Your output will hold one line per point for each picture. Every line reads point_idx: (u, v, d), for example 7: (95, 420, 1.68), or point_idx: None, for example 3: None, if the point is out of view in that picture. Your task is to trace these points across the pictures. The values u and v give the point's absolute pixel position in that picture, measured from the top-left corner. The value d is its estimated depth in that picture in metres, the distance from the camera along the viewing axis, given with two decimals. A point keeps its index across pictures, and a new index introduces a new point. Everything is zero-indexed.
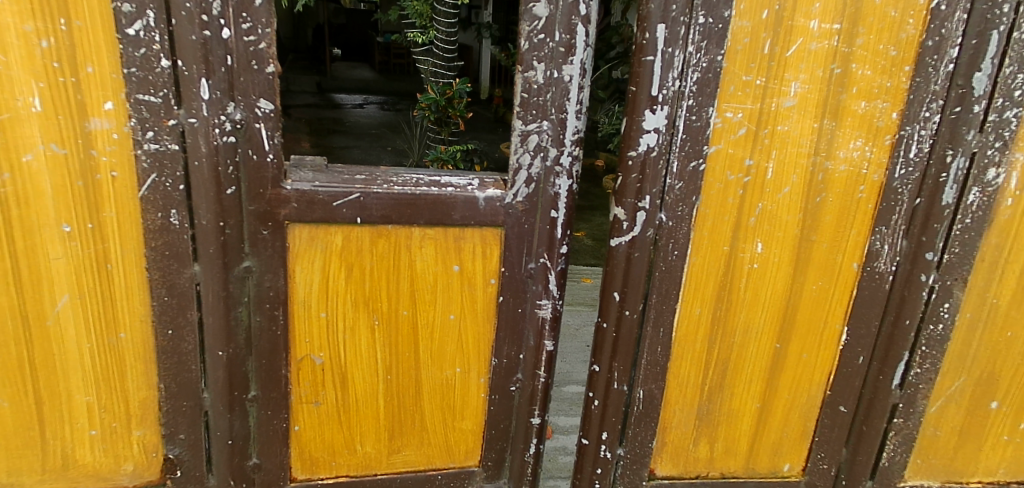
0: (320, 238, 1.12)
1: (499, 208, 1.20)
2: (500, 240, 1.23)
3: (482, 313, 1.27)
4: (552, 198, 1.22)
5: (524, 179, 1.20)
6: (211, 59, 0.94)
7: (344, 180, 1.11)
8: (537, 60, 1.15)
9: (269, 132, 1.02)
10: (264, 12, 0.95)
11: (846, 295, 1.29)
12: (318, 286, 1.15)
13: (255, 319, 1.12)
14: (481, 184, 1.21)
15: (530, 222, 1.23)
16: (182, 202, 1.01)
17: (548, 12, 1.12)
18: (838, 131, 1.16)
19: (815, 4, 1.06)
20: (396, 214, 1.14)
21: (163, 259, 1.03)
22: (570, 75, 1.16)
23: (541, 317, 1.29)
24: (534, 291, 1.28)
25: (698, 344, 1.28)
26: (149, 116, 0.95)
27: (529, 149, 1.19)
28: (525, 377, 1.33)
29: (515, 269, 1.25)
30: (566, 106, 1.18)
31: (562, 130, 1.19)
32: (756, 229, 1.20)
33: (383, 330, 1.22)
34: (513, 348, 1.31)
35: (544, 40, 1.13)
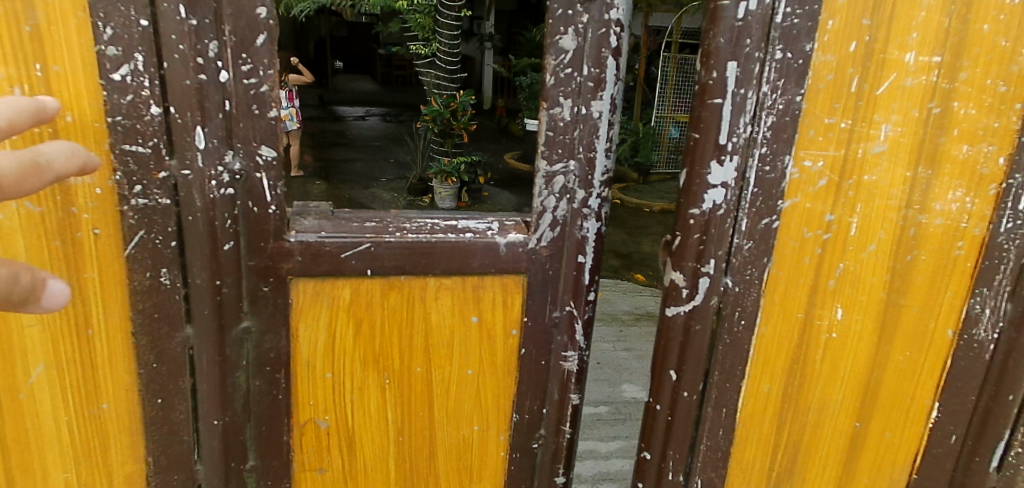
0: (326, 292, 1.02)
1: (522, 255, 1.10)
2: (521, 287, 1.12)
3: (501, 367, 1.17)
4: (579, 242, 1.12)
5: (549, 222, 1.09)
6: (207, 105, 0.85)
7: (354, 228, 1.02)
8: (565, 96, 1.04)
9: (271, 182, 0.92)
10: (267, 52, 0.86)
11: (938, 364, 1.16)
12: (323, 344, 1.05)
13: (254, 384, 1.02)
14: (502, 228, 1.11)
15: (555, 267, 1.12)
16: (174, 260, 0.91)
17: (577, 45, 1.01)
18: (936, 180, 1.04)
19: (913, 33, 0.96)
20: (411, 264, 1.04)
21: (151, 323, 0.93)
22: (598, 111, 1.06)
23: (567, 370, 1.19)
24: (559, 341, 1.17)
25: (766, 425, 1.17)
26: (137, 168, 0.85)
27: (553, 191, 1.08)
28: (549, 432, 1.23)
29: (537, 319, 1.15)
30: (594, 144, 1.07)
31: (590, 170, 1.09)
32: (836, 293, 1.09)
33: (394, 388, 1.12)
34: (534, 402, 1.20)
35: (572, 74, 1.03)
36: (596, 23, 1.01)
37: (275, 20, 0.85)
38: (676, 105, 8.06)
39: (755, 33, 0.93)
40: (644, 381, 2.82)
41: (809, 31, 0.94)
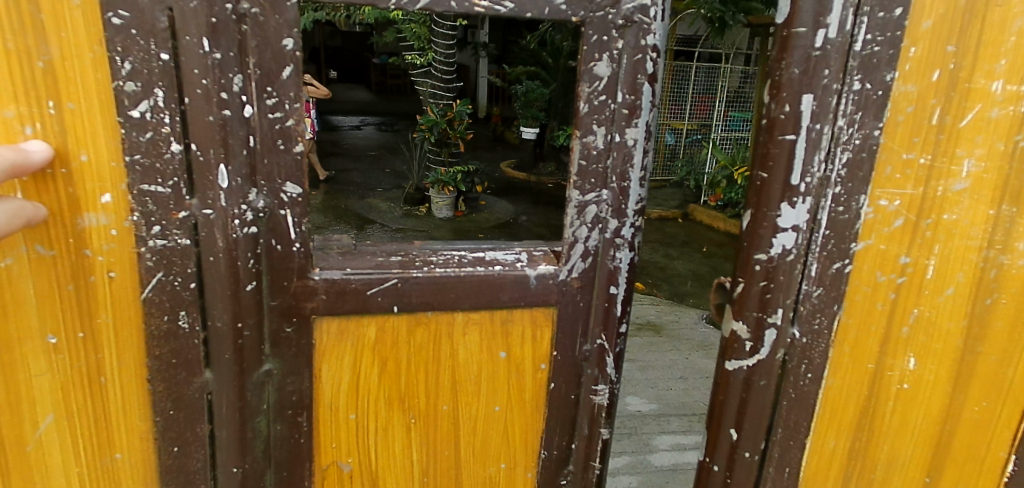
0: (351, 331, 0.96)
1: (552, 287, 1.03)
2: (551, 320, 1.06)
3: (530, 403, 1.11)
4: (610, 273, 1.04)
5: (580, 253, 1.02)
6: (230, 141, 0.81)
7: (380, 264, 0.96)
8: (599, 124, 0.98)
9: (296, 219, 0.87)
10: (293, 85, 0.82)
11: (1015, 412, 1.12)
12: (347, 385, 0.99)
13: (275, 429, 0.97)
14: (530, 259, 1.04)
15: (586, 299, 1.05)
16: (193, 302, 0.86)
17: (611, 71, 0.96)
18: (1018, 219, 0.99)
19: (1001, 61, 0.91)
20: (439, 300, 0.98)
21: (168, 369, 0.88)
22: (633, 138, 1.00)
23: (597, 404, 1.12)
24: (588, 375, 1.10)
25: (830, 481, 1.16)
26: (155, 209, 0.81)
27: (585, 221, 1.01)
28: (577, 469, 1.16)
29: (566, 353, 1.08)
30: (627, 174, 1.01)
31: (623, 199, 1.02)
32: (909, 341, 1.06)
33: (420, 428, 1.06)
34: (563, 437, 1.14)
35: (606, 101, 0.97)
36: (631, 49, 0.95)
37: (302, 51, 0.81)
38: (672, 111, 8.09)
39: (834, 63, 0.90)
40: (649, 393, 2.78)
41: (890, 60, 0.90)
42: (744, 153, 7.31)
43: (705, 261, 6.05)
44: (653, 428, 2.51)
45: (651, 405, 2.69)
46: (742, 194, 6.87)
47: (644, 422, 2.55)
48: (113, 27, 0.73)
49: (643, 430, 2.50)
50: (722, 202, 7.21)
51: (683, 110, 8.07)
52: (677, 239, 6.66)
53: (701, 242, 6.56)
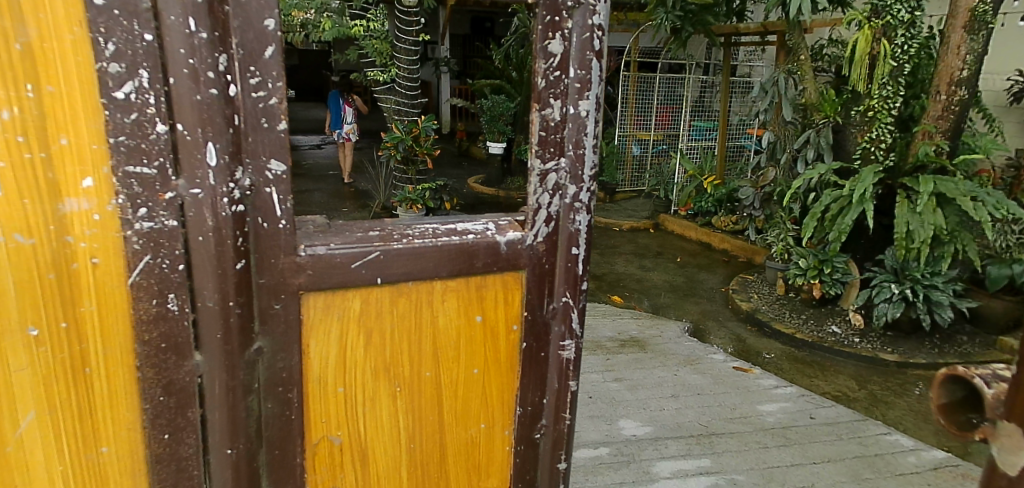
0: (337, 305, 0.98)
1: (521, 252, 1.08)
2: (521, 284, 1.10)
3: (506, 364, 1.15)
4: (571, 235, 1.10)
5: (543, 218, 1.08)
6: (216, 120, 0.82)
7: (360, 238, 0.98)
8: (555, 97, 1.03)
9: (281, 196, 0.90)
10: (275, 64, 0.85)
11: None
12: (335, 358, 1.00)
13: (265, 407, 0.96)
14: (499, 228, 1.09)
15: (551, 261, 1.11)
16: (183, 284, 0.85)
17: (564, 49, 1.02)
18: None
19: None
20: (420, 270, 1.01)
21: (158, 354, 0.87)
22: (586, 110, 1.06)
23: (565, 359, 1.18)
24: (556, 332, 1.16)
25: None
26: (142, 191, 0.80)
27: (547, 188, 1.07)
28: (549, 421, 1.22)
29: (536, 313, 1.13)
30: (582, 142, 1.07)
31: (580, 165, 1.08)
32: None
33: (406, 396, 1.08)
34: (536, 393, 1.19)
35: (561, 76, 1.02)
36: (580, 28, 1.01)
37: (282, 31, 0.85)
38: (637, 123, 8.20)
39: None
40: (642, 416, 2.76)
41: None
42: (711, 163, 7.47)
43: (680, 271, 6.17)
44: (652, 454, 2.46)
45: (646, 428, 2.65)
46: (712, 203, 7.10)
47: (642, 448, 2.49)
48: (95, 8, 0.73)
49: (641, 456, 2.43)
50: (692, 211, 7.39)
51: (648, 121, 8.22)
52: (651, 249, 6.78)
53: (674, 252, 6.70)
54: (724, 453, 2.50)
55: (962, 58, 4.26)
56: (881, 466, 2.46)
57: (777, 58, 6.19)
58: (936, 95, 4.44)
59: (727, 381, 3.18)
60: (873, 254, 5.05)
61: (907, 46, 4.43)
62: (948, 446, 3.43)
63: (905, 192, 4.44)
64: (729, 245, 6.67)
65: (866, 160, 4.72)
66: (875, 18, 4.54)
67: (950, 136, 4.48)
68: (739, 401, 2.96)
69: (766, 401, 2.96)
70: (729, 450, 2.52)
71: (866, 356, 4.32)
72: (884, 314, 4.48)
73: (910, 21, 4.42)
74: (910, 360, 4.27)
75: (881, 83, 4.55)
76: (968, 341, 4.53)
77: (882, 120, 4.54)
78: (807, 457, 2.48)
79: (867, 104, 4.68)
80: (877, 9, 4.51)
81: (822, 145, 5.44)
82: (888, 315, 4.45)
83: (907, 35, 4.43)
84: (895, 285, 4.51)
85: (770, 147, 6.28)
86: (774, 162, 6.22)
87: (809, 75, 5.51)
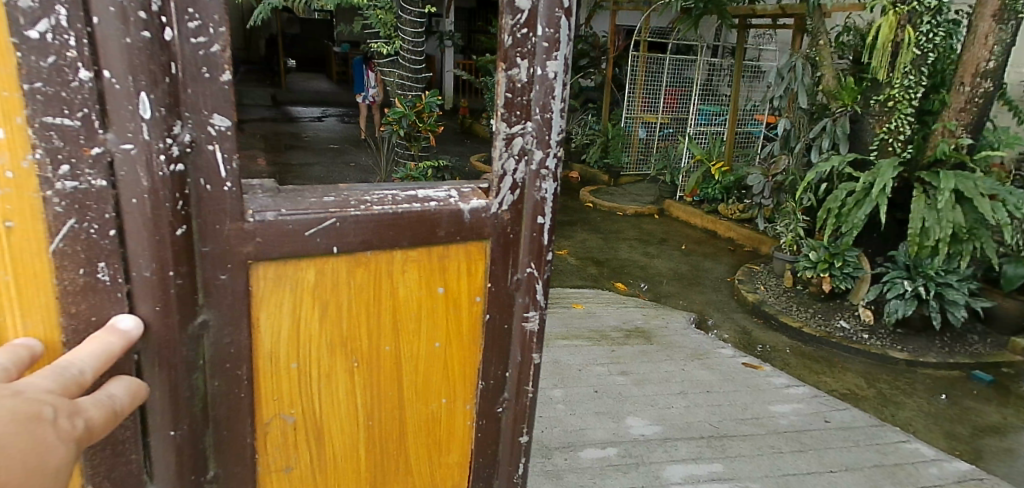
0: (289, 276, 0.90)
1: (485, 221, 1.02)
2: (485, 254, 1.04)
3: (469, 337, 1.09)
4: (537, 204, 1.06)
5: (509, 185, 1.03)
6: (150, 67, 0.72)
7: (315, 204, 0.90)
8: (522, 57, 0.98)
9: (225, 155, 0.81)
10: (217, 7, 0.76)
11: None
12: (287, 332, 0.92)
13: (212, 386, 0.87)
14: (462, 195, 1.03)
15: (516, 231, 1.06)
16: (114, 251, 0.75)
17: (531, 5, 0.96)
18: None
19: None
20: (379, 239, 0.94)
21: (85, 330, 0.76)
22: (555, 71, 1.01)
23: (529, 331, 1.14)
24: (520, 303, 1.11)
25: None
26: (63, 145, 0.70)
27: (513, 153, 1.02)
28: (511, 395, 1.17)
29: (499, 284, 1.08)
30: (550, 105, 1.02)
31: (547, 130, 1.03)
32: None
33: (364, 372, 1.01)
34: (499, 366, 1.14)
35: (528, 35, 0.97)
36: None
37: None
38: (645, 105, 8.04)
39: None
40: (651, 414, 2.67)
41: None
42: (719, 148, 7.32)
43: (684, 259, 6.09)
44: (662, 456, 2.36)
45: (656, 428, 2.56)
46: (719, 190, 7.01)
47: (651, 449, 2.40)
48: None
49: (651, 459, 2.34)
50: (698, 198, 7.26)
51: (656, 103, 8.08)
52: (656, 236, 6.69)
53: (680, 239, 6.61)
54: (737, 458, 2.40)
55: (990, 48, 4.13)
56: (901, 476, 2.38)
57: (794, 42, 6.02)
58: (959, 87, 4.29)
59: (737, 377, 3.11)
60: (886, 249, 4.94)
61: (932, 34, 4.28)
62: (960, 450, 3.35)
63: (923, 186, 4.32)
64: (736, 234, 6.56)
65: (883, 151, 4.61)
66: (902, 3, 4.36)
67: (971, 129, 4.35)
68: (750, 400, 2.88)
69: (778, 401, 2.90)
70: (742, 455, 2.43)
71: (877, 354, 4.25)
72: (895, 311, 4.39)
73: (937, 8, 4.25)
74: (920, 359, 4.20)
75: (903, 72, 4.42)
76: (979, 341, 4.45)
77: (903, 110, 4.43)
78: (823, 465, 2.39)
79: (886, 93, 4.57)
80: None
81: (838, 135, 5.30)
82: (901, 312, 4.35)
83: (933, 22, 4.28)
84: (909, 282, 4.43)
85: (783, 134, 6.10)
86: (786, 151, 6.08)
87: (827, 60, 5.34)
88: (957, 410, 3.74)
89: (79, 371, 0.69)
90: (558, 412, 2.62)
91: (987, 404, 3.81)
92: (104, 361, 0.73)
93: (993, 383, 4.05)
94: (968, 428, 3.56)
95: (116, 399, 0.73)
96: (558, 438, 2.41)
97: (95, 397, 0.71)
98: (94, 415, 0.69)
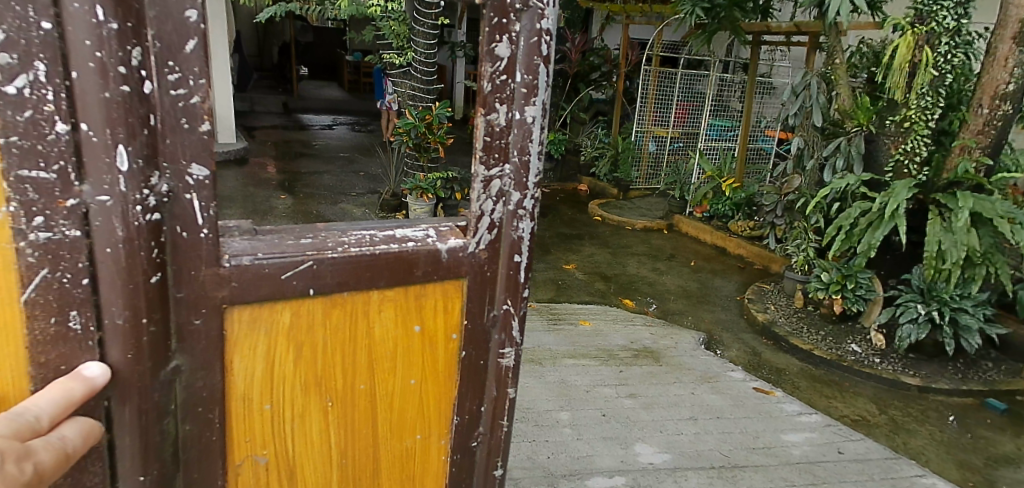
0: (263, 318, 0.90)
1: (463, 261, 1.02)
2: (462, 292, 1.04)
3: (444, 373, 1.09)
4: (514, 243, 1.05)
5: (486, 226, 1.02)
6: (130, 120, 0.73)
7: (290, 247, 0.90)
8: (501, 102, 0.98)
9: (202, 203, 0.82)
10: (197, 58, 0.77)
11: None
12: (261, 374, 0.93)
13: (184, 428, 0.88)
14: (440, 234, 1.02)
15: (493, 269, 1.05)
16: (87, 299, 0.76)
17: (511, 53, 0.96)
18: None
19: None
20: (355, 280, 0.94)
21: (57, 377, 0.77)
22: (533, 116, 1.01)
23: (505, 366, 1.14)
24: (496, 340, 1.11)
25: None
26: (38, 197, 0.71)
27: (490, 195, 1.02)
28: (486, 429, 1.17)
29: (476, 321, 1.08)
30: (528, 148, 1.02)
31: (525, 173, 1.03)
32: None
33: (338, 411, 1.01)
34: (474, 401, 1.14)
35: (507, 81, 0.97)
36: (528, 31, 0.96)
37: (205, 23, 0.77)
38: (656, 119, 8.05)
39: None
40: (659, 440, 2.64)
41: None
42: (731, 164, 7.27)
43: (693, 276, 6.04)
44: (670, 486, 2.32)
45: (664, 456, 2.52)
46: (729, 206, 6.94)
47: (660, 479, 2.35)
48: None
49: None
50: (708, 213, 7.21)
51: (667, 117, 8.06)
52: (665, 251, 6.65)
53: (688, 255, 6.57)
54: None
55: (1009, 70, 4.08)
56: None
57: (809, 59, 5.95)
58: (977, 109, 4.23)
59: (748, 403, 3.07)
60: (899, 272, 4.87)
61: (950, 55, 4.22)
62: (973, 480, 3.27)
63: (939, 208, 4.23)
64: (745, 251, 6.52)
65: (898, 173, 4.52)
66: (919, 24, 4.30)
67: (989, 152, 4.28)
68: (762, 428, 2.84)
69: (790, 430, 2.85)
70: (753, 485, 2.38)
71: (888, 380, 4.18)
72: (907, 336, 4.33)
73: (956, 29, 4.20)
74: (932, 384, 4.13)
75: (920, 93, 4.36)
76: (992, 368, 4.37)
77: (920, 131, 4.36)
78: None
79: (902, 114, 4.51)
80: (922, 13, 4.27)
81: (853, 154, 5.17)
82: (914, 337, 4.28)
83: (951, 43, 4.22)
84: (921, 305, 4.34)
85: (795, 153, 5.95)
86: (800, 171, 5.90)
87: (843, 80, 5.28)
88: (971, 439, 3.66)
89: (35, 417, 0.71)
90: (565, 437, 2.60)
91: (1001, 433, 3.73)
92: (64, 408, 0.74)
93: (1007, 411, 3.97)
94: (982, 459, 3.48)
95: (70, 440, 0.74)
96: (564, 465, 2.38)
97: (50, 440, 0.72)
98: (44, 460, 0.70)
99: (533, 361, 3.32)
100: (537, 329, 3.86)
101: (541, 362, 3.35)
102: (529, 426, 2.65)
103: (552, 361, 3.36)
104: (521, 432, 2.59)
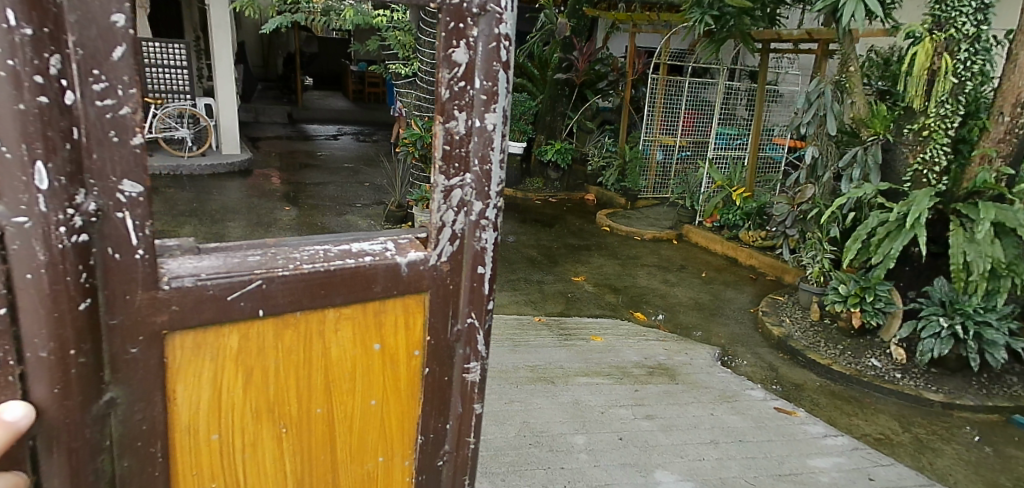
0: (208, 343, 0.84)
1: (424, 275, 0.95)
2: (424, 307, 0.98)
3: (407, 393, 1.03)
4: (478, 254, 0.99)
5: (448, 238, 0.95)
6: (50, 134, 0.67)
7: (235, 266, 0.84)
8: (460, 109, 0.91)
9: (136, 222, 0.75)
10: (125, 66, 0.71)
11: None
12: (207, 402, 0.86)
13: (121, 465, 0.81)
14: (398, 248, 0.96)
15: (456, 281, 0.99)
16: (6, 331, 0.70)
17: (469, 58, 0.89)
18: None
19: None
20: (308, 299, 0.88)
21: None
22: (494, 123, 0.94)
23: (471, 382, 1.07)
24: (460, 354, 1.04)
25: None
26: None
27: (451, 205, 0.94)
28: (452, 447, 1.10)
29: (439, 337, 1.01)
30: (490, 156, 0.95)
31: (487, 182, 0.96)
32: None
33: (293, 436, 0.95)
34: (439, 419, 1.07)
35: (466, 88, 0.90)
36: (486, 36, 0.90)
37: (134, 29, 0.71)
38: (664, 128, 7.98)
39: None
40: (679, 466, 2.54)
41: None
42: (741, 173, 7.17)
43: (705, 288, 5.93)
44: None
45: (686, 483, 2.42)
46: (740, 215, 6.82)
47: None
48: None
49: None
50: (718, 223, 7.09)
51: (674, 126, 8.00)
52: (675, 262, 6.54)
53: (699, 266, 6.46)
54: None
55: None
56: None
57: (821, 66, 5.82)
58: (997, 117, 4.11)
59: (770, 425, 2.96)
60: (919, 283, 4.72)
61: (970, 62, 4.12)
62: None
63: (961, 219, 4.11)
64: (757, 261, 6.40)
65: (917, 183, 4.43)
66: (937, 30, 4.19)
67: (1010, 160, 4.16)
68: (787, 452, 2.72)
69: (817, 454, 2.73)
70: None
71: (910, 395, 4.04)
72: (930, 351, 4.16)
73: (976, 35, 4.08)
74: (956, 401, 3.98)
75: (940, 101, 4.23)
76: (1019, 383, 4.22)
77: (939, 140, 4.26)
78: None
79: (920, 122, 4.39)
80: (940, 20, 4.17)
81: (869, 164, 4.94)
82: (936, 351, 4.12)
83: (971, 50, 4.12)
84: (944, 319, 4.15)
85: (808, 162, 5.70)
86: (813, 180, 5.71)
87: (857, 88, 5.15)
88: (1002, 459, 3.51)
89: None
90: (581, 463, 2.50)
91: None
92: None
93: None
94: (1012, 479, 3.33)
95: None
96: None
97: None
98: None
99: (546, 379, 3.24)
100: (546, 346, 3.77)
101: (554, 381, 3.26)
102: (544, 451, 2.56)
103: (565, 380, 3.27)
104: (536, 457, 2.50)
